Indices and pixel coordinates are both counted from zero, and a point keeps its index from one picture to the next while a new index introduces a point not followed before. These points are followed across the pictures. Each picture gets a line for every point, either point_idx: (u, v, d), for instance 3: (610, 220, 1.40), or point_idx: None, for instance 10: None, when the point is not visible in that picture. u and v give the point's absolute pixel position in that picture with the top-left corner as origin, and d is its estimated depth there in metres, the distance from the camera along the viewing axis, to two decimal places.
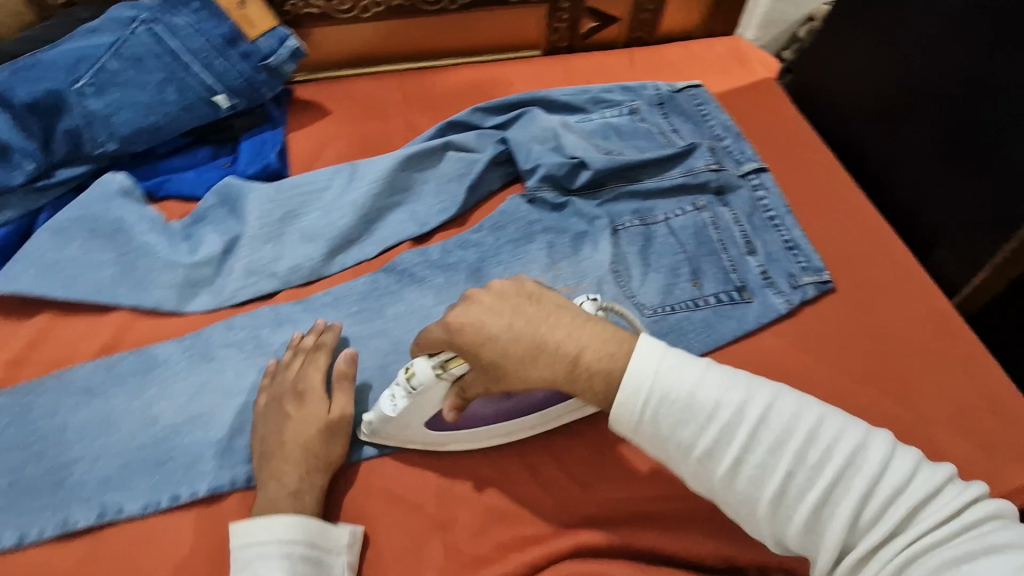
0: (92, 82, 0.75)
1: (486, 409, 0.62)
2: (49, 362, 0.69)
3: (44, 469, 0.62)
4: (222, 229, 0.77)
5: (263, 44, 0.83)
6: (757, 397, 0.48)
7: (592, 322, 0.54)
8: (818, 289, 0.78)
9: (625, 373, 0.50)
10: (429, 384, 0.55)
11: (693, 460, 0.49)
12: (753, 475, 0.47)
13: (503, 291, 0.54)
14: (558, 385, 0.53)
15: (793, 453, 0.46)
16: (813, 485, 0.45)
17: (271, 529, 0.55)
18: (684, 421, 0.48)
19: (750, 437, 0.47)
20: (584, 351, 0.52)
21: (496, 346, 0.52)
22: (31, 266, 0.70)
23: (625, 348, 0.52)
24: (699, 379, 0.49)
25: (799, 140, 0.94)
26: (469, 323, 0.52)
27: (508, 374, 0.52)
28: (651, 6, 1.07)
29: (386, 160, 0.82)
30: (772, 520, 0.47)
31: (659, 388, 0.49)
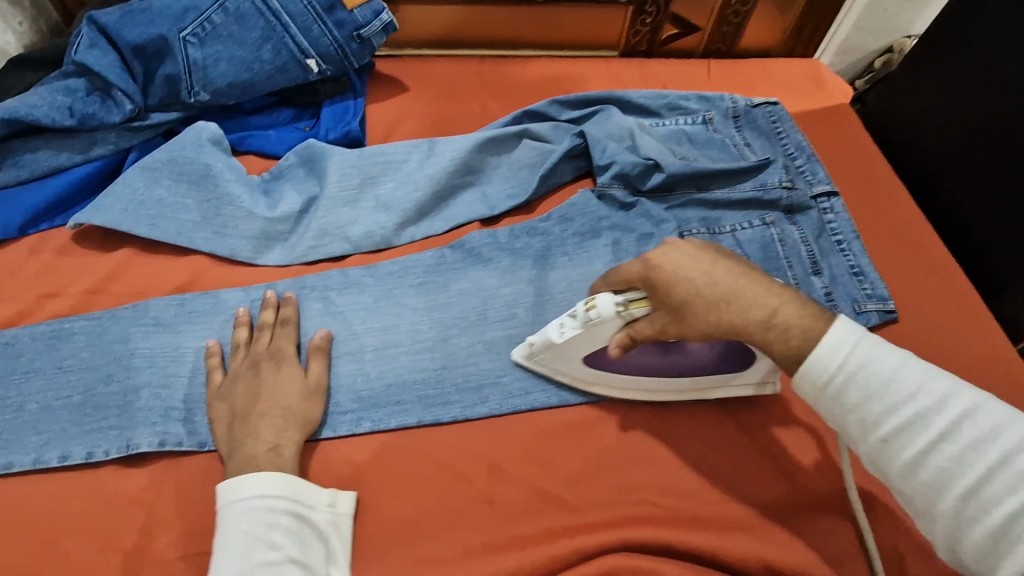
0: (196, 32, 0.78)
1: (646, 360, 0.64)
2: (125, 295, 0.71)
3: (113, 391, 0.63)
4: (300, 188, 0.79)
5: (359, 14, 0.84)
6: (959, 394, 0.46)
7: (783, 287, 0.55)
8: (880, 317, 0.77)
9: (822, 338, 0.50)
10: (608, 318, 0.57)
11: (873, 440, 0.48)
12: (941, 468, 0.45)
13: (705, 245, 0.57)
14: (746, 335, 0.54)
15: (994, 455, 0.44)
16: (1015, 495, 0.43)
17: (254, 483, 0.55)
18: (870, 400, 0.48)
19: (947, 429, 0.46)
20: (780, 306, 0.53)
21: (690, 286, 0.54)
22: (120, 201, 0.73)
23: (823, 316, 0.52)
24: (896, 364, 0.48)
25: (870, 169, 0.94)
26: (668, 263, 0.55)
27: (696, 314, 0.54)
28: (735, 19, 1.07)
29: (464, 140, 0.83)
30: (954, 520, 0.45)
31: (853, 364, 0.49)
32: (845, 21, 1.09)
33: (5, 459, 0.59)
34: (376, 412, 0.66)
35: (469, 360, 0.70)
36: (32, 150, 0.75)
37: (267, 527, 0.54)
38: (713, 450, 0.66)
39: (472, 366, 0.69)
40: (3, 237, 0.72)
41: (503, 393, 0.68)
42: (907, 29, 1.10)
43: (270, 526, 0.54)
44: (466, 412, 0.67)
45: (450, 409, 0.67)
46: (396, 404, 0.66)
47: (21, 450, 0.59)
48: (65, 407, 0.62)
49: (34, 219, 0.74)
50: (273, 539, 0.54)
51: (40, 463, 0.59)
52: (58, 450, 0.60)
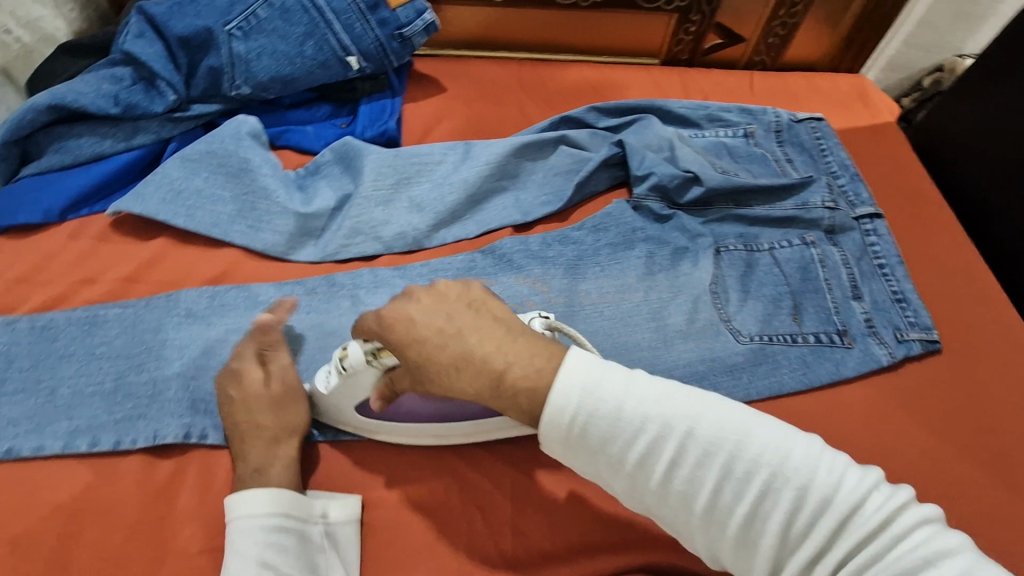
0: (241, 26, 0.78)
1: (418, 409, 0.60)
2: (161, 284, 0.71)
3: (143, 380, 0.63)
4: (336, 185, 0.79)
5: (401, 13, 0.84)
6: (684, 412, 0.44)
7: (524, 336, 0.49)
8: (923, 347, 0.75)
9: (549, 391, 0.45)
10: (360, 369, 0.55)
11: (625, 474, 0.45)
12: (683, 490, 0.44)
13: (446, 290, 0.51)
14: (483, 399, 0.49)
15: (721, 464, 0.43)
16: (741, 498, 0.43)
17: (240, 502, 0.54)
18: (610, 433, 0.44)
19: (678, 449, 0.44)
20: (511, 366, 0.47)
21: (423, 348, 0.48)
22: (159, 191, 0.73)
23: (551, 362, 0.47)
24: (624, 387, 0.45)
25: (917, 191, 0.91)
26: (399, 319, 0.49)
27: (432, 378, 0.49)
28: (781, 31, 1.05)
29: (501, 145, 0.82)
30: (709, 535, 0.44)
31: (587, 398, 0.45)
32: (893, 37, 1.07)
33: (36, 442, 0.59)
34: None
35: None
36: (75, 136, 0.76)
37: (258, 548, 0.52)
38: None
39: None
40: (44, 221, 0.73)
41: None
42: (958, 47, 1.07)
43: (262, 546, 0.52)
44: None
45: None
46: None
47: (52, 435, 0.60)
48: (97, 394, 0.62)
49: (74, 204, 0.74)
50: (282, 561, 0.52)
51: (69, 449, 0.59)
52: (88, 436, 0.60)
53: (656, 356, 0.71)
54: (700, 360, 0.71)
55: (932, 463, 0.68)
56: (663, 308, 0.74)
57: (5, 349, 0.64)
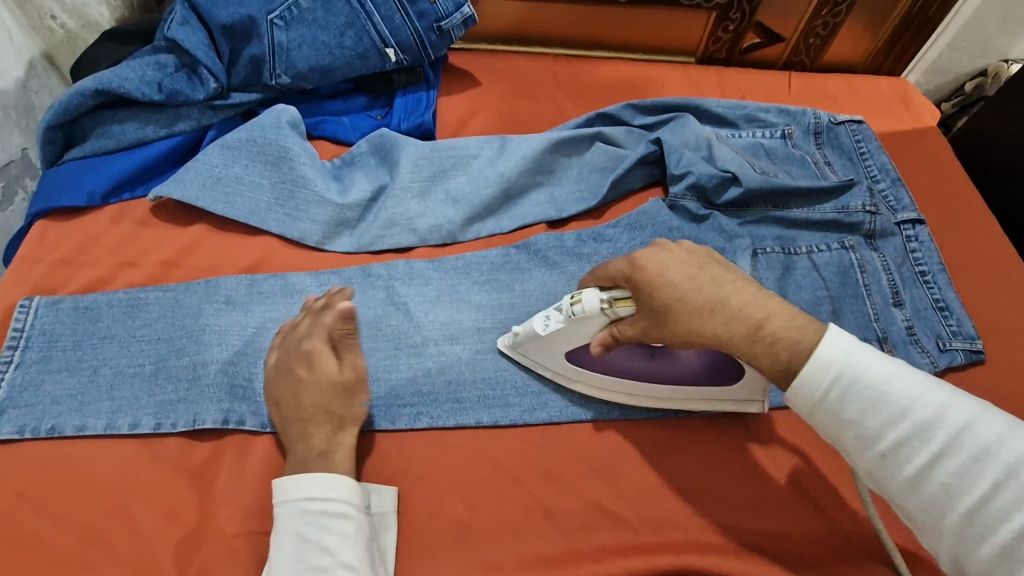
0: (283, 15, 0.78)
1: (626, 364, 0.63)
2: (199, 270, 0.72)
3: (183, 364, 0.64)
4: (372, 176, 0.79)
5: (441, 6, 0.83)
6: (960, 405, 0.44)
7: (774, 297, 0.53)
8: (966, 357, 0.73)
9: (814, 347, 0.48)
10: (592, 315, 0.56)
11: (874, 453, 0.46)
12: (944, 483, 0.43)
13: (693, 248, 0.56)
14: (733, 346, 0.53)
15: (997, 471, 0.42)
16: (1021, 509, 0.41)
17: (302, 484, 0.54)
18: (868, 410, 0.46)
19: (946, 443, 0.43)
20: (770, 318, 0.51)
21: (678, 293, 0.53)
22: (199, 177, 0.74)
23: (811, 325, 0.50)
24: (895, 371, 0.46)
25: (959, 198, 0.89)
26: (654, 264, 0.54)
27: (681, 322, 0.53)
28: (823, 31, 1.03)
29: (538, 139, 0.82)
30: (962, 539, 0.43)
31: (851, 372, 0.46)
32: (938, 40, 1.05)
33: (79, 421, 0.60)
34: (434, 409, 0.65)
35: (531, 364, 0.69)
36: (119, 122, 0.77)
37: (319, 532, 0.53)
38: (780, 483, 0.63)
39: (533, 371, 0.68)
40: (88, 205, 0.74)
41: (563, 402, 0.66)
42: (1003, 52, 1.05)
43: (323, 530, 0.53)
44: (525, 417, 0.66)
45: (509, 411, 0.65)
46: (455, 402, 0.66)
47: (94, 414, 0.61)
48: (137, 375, 0.63)
49: (117, 188, 0.75)
50: (325, 543, 0.53)
51: (111, 429, 0.60)
52: (129, 418, 0.61)
53: None
54: None
55: None
56: None
57: (47, 329, 0.65)
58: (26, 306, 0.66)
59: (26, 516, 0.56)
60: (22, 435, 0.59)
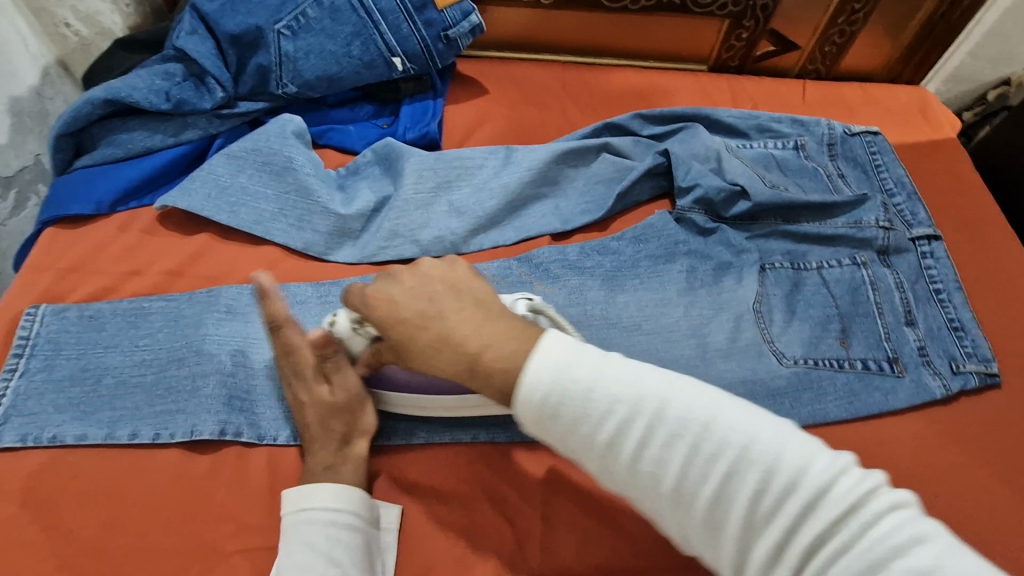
0: (291, 25, 0.79)
1: (402, 379, 0.62)
2: (203, 279, 0.72)
3: (182, 375, 0.64)
4: (376, 187, 0.79)
5: (448, 15, 0.83)
6: (654, 388, 0.44)
7: (500, 317, 0.49)
8: (981, 380, 0.71)
9: (522, 372, 0.45)
10: (348, 337, 0.60)
11: (595, 453, 0.44)
12: (653, 468, 0.43)
13: (427, 270, 0.53)
14: (459, 381, 0.50)
15: (687, 443, 0.42)
16: (710, 477, 0.41)
17: (314, 495, 0.55)
18: (579, 411, 0.44)
19: (648, 427, 0.43)
20: (486, 349, 0.48)
21: (398, 328, 0.51)
22: (205, 187, 0.75)
23: (527, 342, 0.47)
24: (599, 366, 0.45)
25: (979, 213, 0.86)
26: (379, 297, 0.52)
27: (407, 355, 0.51)
28: (839, 39, 1.00)
29: (543, 150, 0.81)
30: (676, 518, 0.43)
31: (560, 378, 0.44)
32: (959, 48, 1.02)
33: (80, 430, 0.61)
34: (431, 424, 0.64)
35: None
36: (127, 131, 0.78)
37: (329, 542, 0.53)
38: None
39: None
40: (95, 213, 0.75)
41: None
42: None
43: (333, 541, 0.54)
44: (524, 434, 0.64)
45: (505, 428, 0.64)
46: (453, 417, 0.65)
47: (95, 424, 0.61)
48: (138, 385, 0.64)
49: (123, 197, 0.76)
50: (334, 554, 0.53)
51: (111, 438, 0.61)
52: (129, 427, 0.61)
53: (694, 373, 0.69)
54: (740, 380, 0.68)
55: (986, 502, 0.64)
56: (704, 325, 0.72)
57: (53, 337, 0.66)
58: (33, 314, 0.67)
59: (28, 524, 0.57)
60: (26, 444, 0.60)
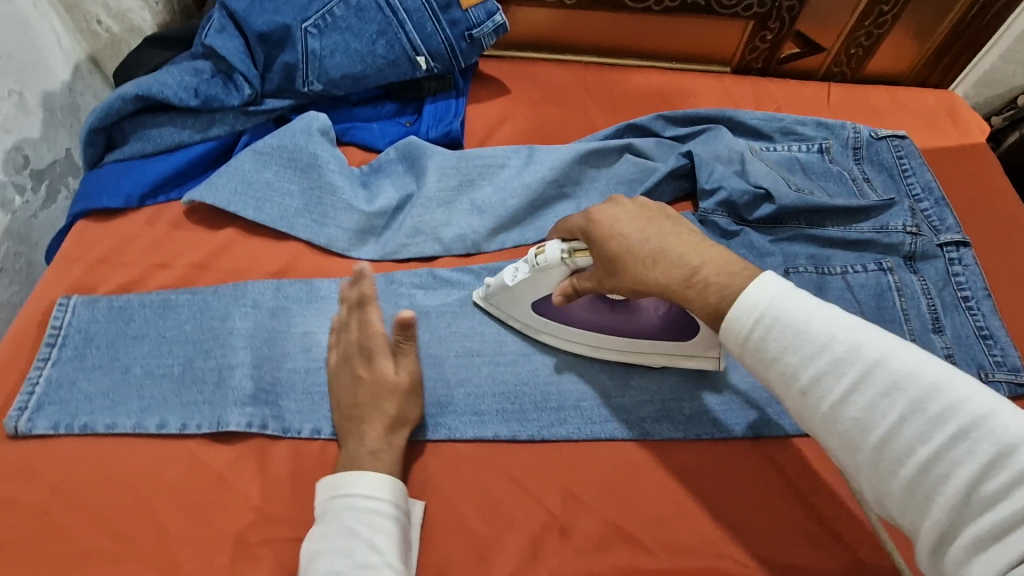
0: (317, 23, 0.79)
1: (587, 314, 0.66)
2: (228, 273, 0.73)
3: (209, 366, 0.65)
4: (399, 184, 0.80)
5: (473, 14, 0.83)
6: (874, 342, 0.43)
7: (718, 247, 0.53)
8: (1010, 390, 0.69)
9: (743, 290, 0.48)
10: (553, 264, 0.61)
11: (799, 392, 0.46)
12: (861, 417, 0.43)
13: (647, 203, 0.58)
14: (671, 292, 0.54)
15: (910, 405, 0.41)
16: (928, 441, 0.40)
17: (357, 481, 0.56)
18: (791, 348, 0.45)
19: (862, 377, 0.43)
20: (705, 264, 0.52)
21: (623, 241, 0.55)
22: (231, 182, 0.75)
23: (748, 272, 0.50)
24: (822, 313, 0.45)
25: (1009, 220, 0.84)
26: (606, 218, 0.57)
27: (625, 273, 0.55)
28: (866, 41, 0.99)
29: (566, 150, 0.81)
30: (876, 473, 0.43)
31: (783, 318, 0.46)
32: (988, 53, 1.00)
33: (110, 419, 0.62)
34: (452, 420, 0.64)
35: (551, 379, 0.68)
36: (157, 126, 0.79)
37: (369, 529, 0.53)
38: (809, 515, 0.61)
39: (553, 386, 0.67)
40: (126, 206, 0.76)
41: (583, 417, 0.65)
42: None
43: (372, 528, 0.53)
44: (544, 432, 0.65)
45: (526, 426, 0.65)
46: (472, 414, 0.65)
47: (124, 413, 0.62)
48: (166, 376, 0.65)
49: (154, 190, 0.78)
50: (374, 541, 0.53)
51: (139, 428, 0.62)
52: (157, 418, 0.62)
53: (717, 373, 0.68)
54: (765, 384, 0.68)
55: None
56: None
57: (84, 327, 0.67)
58: (64, 304, 0.68)
59: (58, 510, 0.58)
60: (56, 431, 0.61)
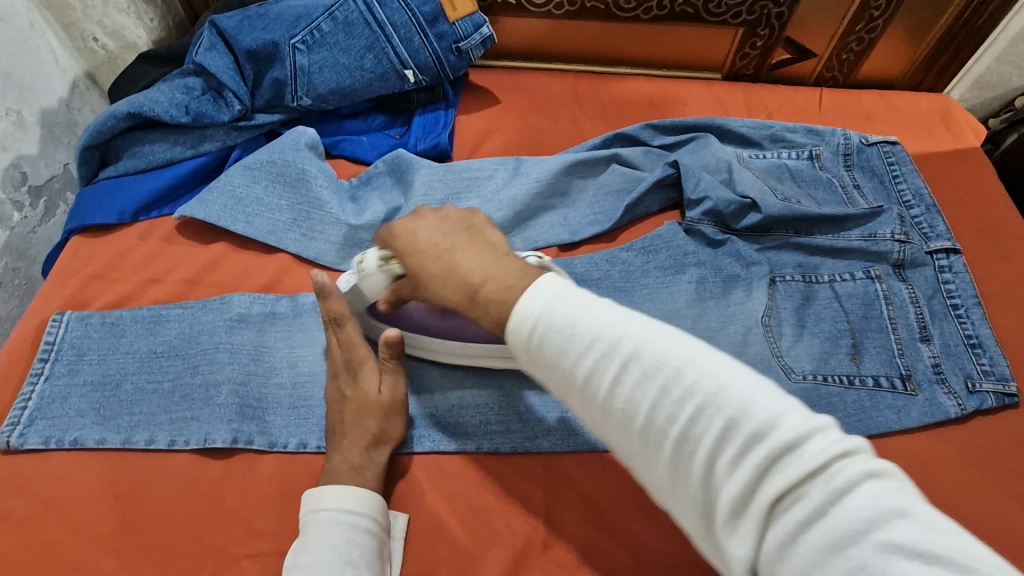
0: (305, 39, 0.80)
1: (418, 317, 0.66)
2: (218, 287, 0.75)
3: (197, 382, 0.67)
4: (387, 198, 0.80)
5: (460, 27, 0.84)
6: (631, 329, 0.41)
7: (508, 257, 0.51)
8: (998, 400, 0.69)
9: (518, 299, 0.46)
10: (372, 273, 0.62)
11: (575, 387, 0.43)
12: (625, 406, 0.40)
13: (450, 213, 0.57)
14: (460, 309, 0.51)
15: (659, 384, 0.39)
16: (676, 420, 0.38)
17: (340, 496, 0.57)
18: (561, 343, 0.43)
19: (623, 366, 0.41)
20: (487, 281, 0.49)
21: (419, 256, 0.55)
22: (222, 198, 0.77)
23: (527, 280, 0.47)
24: (587, 304, 0.43)
25: (1003, 226, 0.84)
26: (408, 233, 0.56)
27: (425, 286, 0.54)
28: (857, 46, 0.99)
29: (552, 162, 0.82)
30: (642, 460, 0.40)
31: (548, 311, 0.44)
32: (984, 54, 0.99)
33: (99, 435, 0.63)
34: (437, 433, 0.65)
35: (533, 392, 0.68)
36: (149, 143, 0.80)
37: (350, 544, 0.54)
38: None
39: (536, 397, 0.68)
40: (118, 222, 0.78)
41: (567, 430, 0.65)
42: None
43: (353, 543, 0.55)
44: (527, 444, 0.65)
45: (509, 438, 0.65)
46: (456, 427, 0.66)
47: (114, 429, 0.64)
48: (156, 392, 0.66)
49: (145, 206, 0.79)
50: (354, 556, 0.54)
51: (128, 444, 0.63)
52: (146, 434, 0.64)
53: None
54: None
55: (1005, 524, 0.62)
56: (712, 338, 0.72)
57: (77, 342, 0.69)
58: (58, 321, 0.70)
59: (51, 526, 0.59)
60: (48, 446, 0.63)
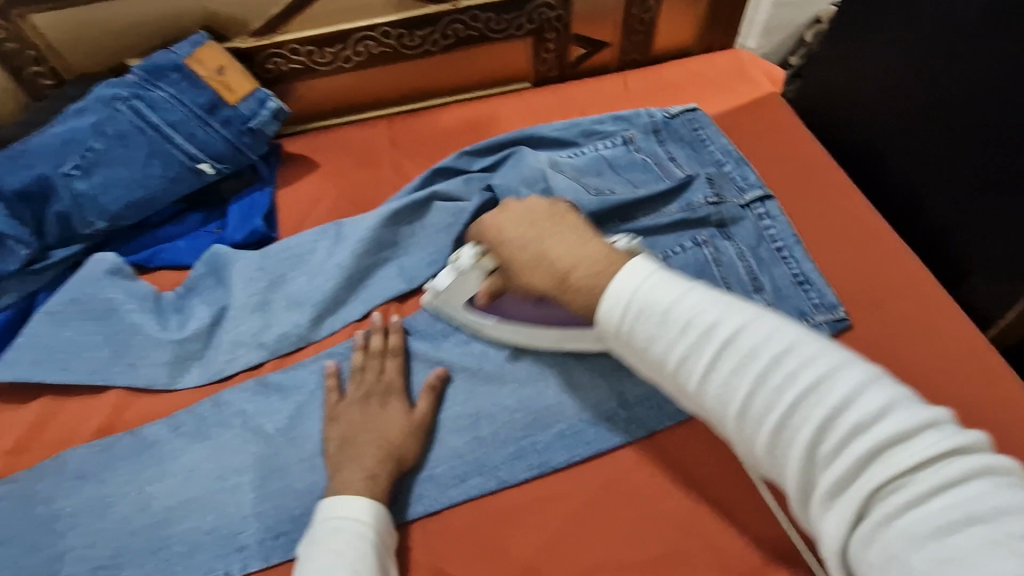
0: (79, 164, 0.77)
1: (516, 309, 0.68)
2: (49, 448, 0.69)
3: (38, 561, 0.61)
4: (210, 300, 0.77)
5: (244, 107, 0.83)
6: (732, 316, 0.47)
7: (593, 245, 0.58)
8: (831, 328, 0.73)
9: (609, 285, 0.53)
10: (467, 271, 0.66)
11: (671, 372, 0.49)
12: (722, 386, 0.46)
13: (535, 208, 0.64)
14: (551, 294, 0.59)
15: (757, 369, 0.45)
16: (776, 402, 0.43)
17: (369, 514, 0.57)
18: (658, 332, 0.49)
19: (717, 352, 0.46)
20: (574, 268, 0.56)
21: (509, 246, 0.62)
22: (29, 352, 0.71)
23: (617, 265, 0.55)
24: (682, 296, 0.49)
25: (807, 159, 0.89)
26: (497, 225, 0.64)
27: (517, 275, 0.61)
28: (642, 27, 1.03)
29: (370, 218, 0.80)
30: (741, 439, 0.46)
31: (642, 304, 0.50)
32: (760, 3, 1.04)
33: None
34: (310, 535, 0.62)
35: None
36: None
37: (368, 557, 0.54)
38: (659, 511, 0.63)
39: None
40: None
41: (439, 486, 0.64)
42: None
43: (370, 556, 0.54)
44: (400, 516, 0.63)
45: None
46: None
47: None
48: None
49: None
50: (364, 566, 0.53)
51: None
52: None
53: (568, 399, 0.69)
54: (608, 398, 0.68)
55: None
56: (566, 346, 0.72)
57: None
58: None
59: None
60: None
